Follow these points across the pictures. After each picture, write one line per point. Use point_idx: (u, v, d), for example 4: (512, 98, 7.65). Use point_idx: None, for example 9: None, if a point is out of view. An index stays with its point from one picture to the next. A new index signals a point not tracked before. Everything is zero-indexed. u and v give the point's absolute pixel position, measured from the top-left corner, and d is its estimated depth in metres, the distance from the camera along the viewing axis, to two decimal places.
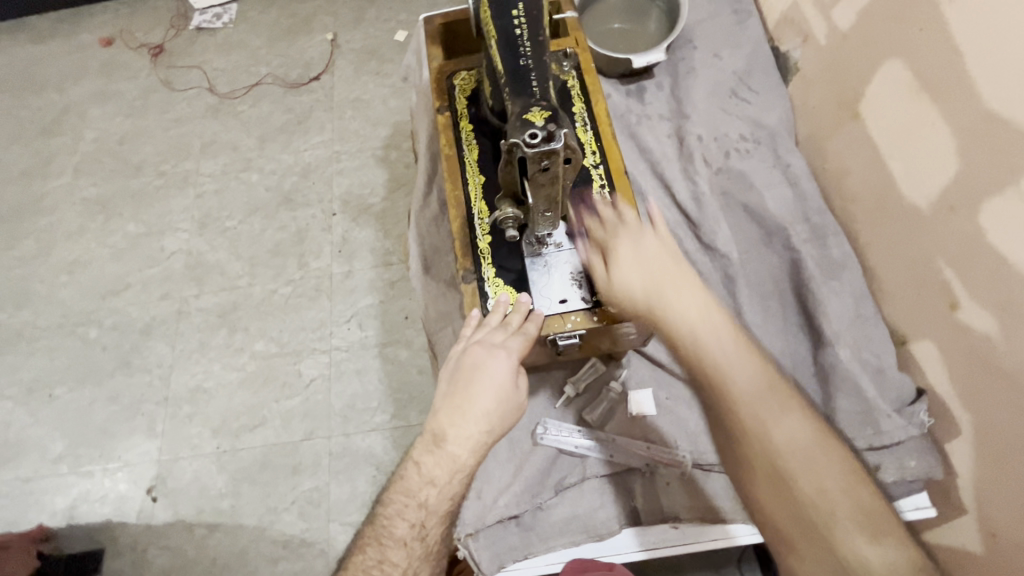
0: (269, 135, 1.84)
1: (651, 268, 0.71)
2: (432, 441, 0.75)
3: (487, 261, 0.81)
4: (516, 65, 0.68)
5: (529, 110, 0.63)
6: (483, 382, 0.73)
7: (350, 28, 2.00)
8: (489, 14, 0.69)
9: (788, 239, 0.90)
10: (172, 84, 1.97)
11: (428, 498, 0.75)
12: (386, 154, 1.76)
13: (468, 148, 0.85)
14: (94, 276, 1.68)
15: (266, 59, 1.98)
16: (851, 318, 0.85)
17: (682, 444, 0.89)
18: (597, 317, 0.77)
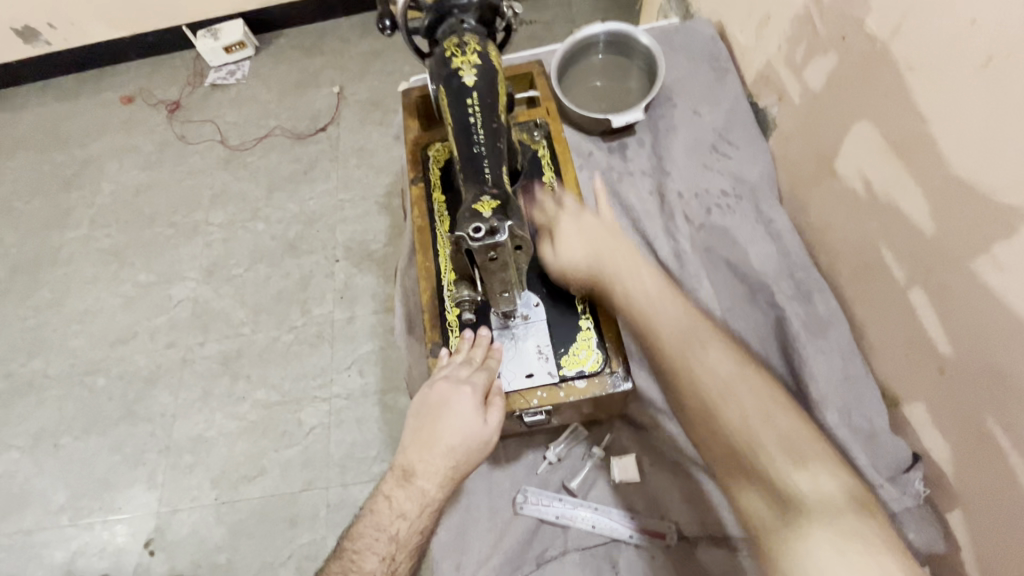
0: (276, 185, 1.90)
1: (584, 233, 0.80)
2: (402, 474, 0.74)
3: (455, 333, 0.82)
4: (471, 151, 0.72)
5: (479, 201, 0.66)
6: (450, 418, 0.73)
7: (356, 81, 2.09)
8: (449, 103, 0.74)
9: (771, 296, 0.89)
10: (186, 138, 2.05)
11: (397, 533, 0.73)
12: (388, 202, 1.80)
13: (440, 219, 0.88)
14: (104, 325, 1.72)
15: (276, 111, 2.06)
16: (839, 378, 0.83)
17: (666, 516, 0.85)
18: (562, 392, 0.79)
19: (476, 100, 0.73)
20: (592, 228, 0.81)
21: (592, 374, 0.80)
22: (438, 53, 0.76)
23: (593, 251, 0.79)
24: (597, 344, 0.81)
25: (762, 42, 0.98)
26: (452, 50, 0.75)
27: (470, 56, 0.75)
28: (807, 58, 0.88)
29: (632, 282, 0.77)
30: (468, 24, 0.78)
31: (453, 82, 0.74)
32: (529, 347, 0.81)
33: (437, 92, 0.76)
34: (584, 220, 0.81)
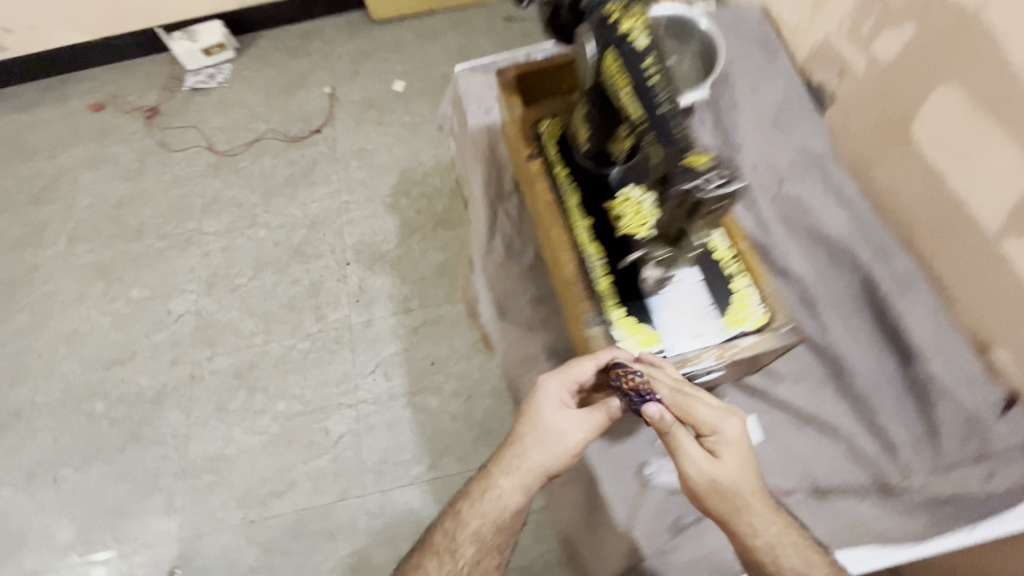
0: (273, 190, 1.83)
1: (743, 473, 0.70)
2: (504, 456, 0.80)
3: (609, 305, 0.81)
4: (656, 111, 0.65)
5: (685, 156, 0.65)
6: (546, 418, 0.78)
7: (348, 81, 2.04)
8: (618, 66, 0.66)
9: (854, 257, 0.90)
10: (169, 145, 1.95)
11: (497, 504, 0.79)
12: (395, 201, 1.77)
13: (569, 191, 0.86)
14: (96, 346, 1.60)
15: (264, 115, 1.99)
16: (932, 329, 0.83)
17: (794, 472, 0.85)
18: (733, 349, 0.76)
19: (651, 60, 0.65)
20: (748, 468, 0.71)
21: (762, 328, 0.76)
22: (597, 15, 0.67)
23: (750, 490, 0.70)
24: (756, 300, 0.79)
25: (818, 21, 1.03)
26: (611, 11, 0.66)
27: (638, 16, 0.66)
28: (877, 31, 0.92)
29: (772, 535, 0.70)
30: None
31: (620, 43, 0.66)
32: (685, 303, 0.81)
33: (602, 54, 0.68)
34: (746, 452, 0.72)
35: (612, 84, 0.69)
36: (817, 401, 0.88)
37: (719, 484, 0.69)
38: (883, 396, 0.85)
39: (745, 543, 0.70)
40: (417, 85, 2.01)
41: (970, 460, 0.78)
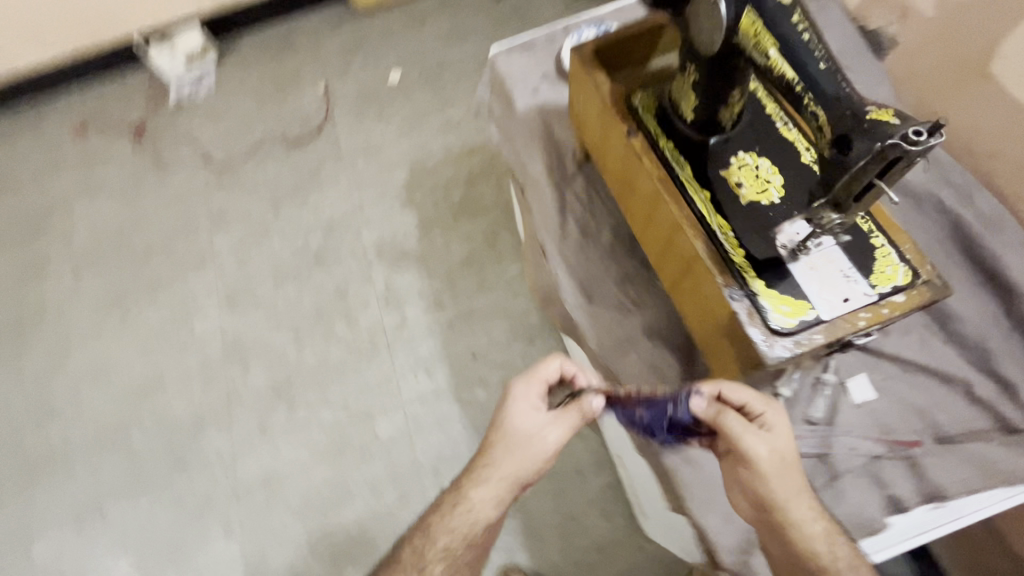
0: (281, 197, 1.77)
1: (789, 466, 0.70)
2: (476, 470, 0.77)
3: (749, 277, 0.66)
4: (816, 69, 0.58)
5: (869, 112, 0.55)
6: (521, 420, 0.75)
7: (342, 76, 1.97)
8: (760, 27, 0.58)
9: (940, 201, 0.87)
10: (163, 162, 1.87)
11: (468, 519, 0.76)
12: (410, 196, 1.73)
13: (679, 163, 0.71)
14: (122, 377, 1.55)
15: (259, 120, 1.91)
16: None
17: (914, 424, 0.80)
18: (886, 309, 0.64)
19: (798, 13, 0.58)
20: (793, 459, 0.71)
21: (907, 288, 0.64)
22: None
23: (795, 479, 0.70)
24: (896, 256, 0.66)
25: None
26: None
27: None
28: None
29: (813, 523, 0.69)
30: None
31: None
32: (829, 269, 0.66)
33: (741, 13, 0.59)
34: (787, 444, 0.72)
35: (748, 47, 0.60)
36: (925, 353, 0.83)
37: (769, 473, 0.69)
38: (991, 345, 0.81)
39: (789, 533, 0.69)
40: (413, 73, 1.95)
41: None
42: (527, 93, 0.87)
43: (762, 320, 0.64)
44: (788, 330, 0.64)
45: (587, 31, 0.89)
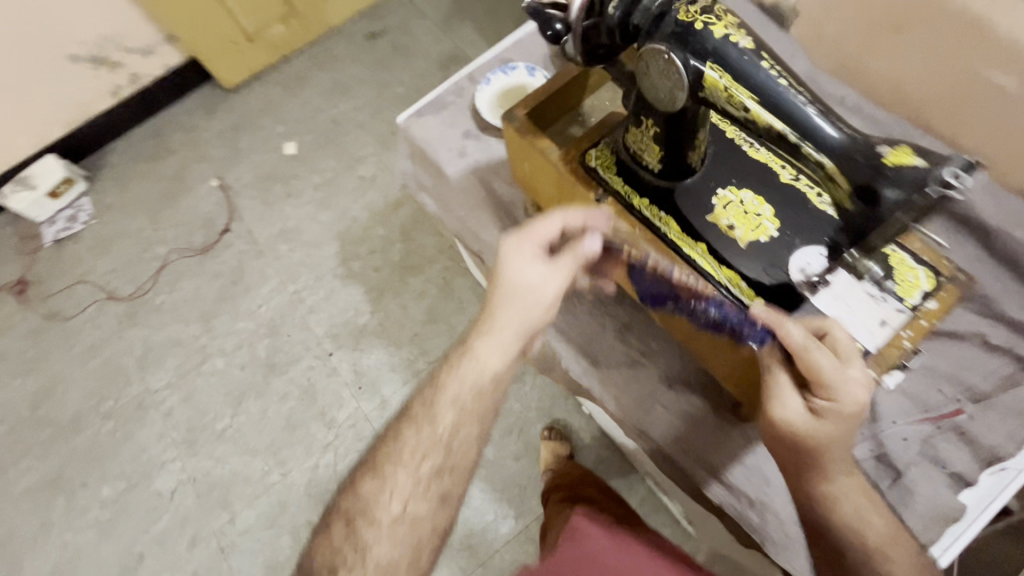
0: (209, 312, 1.61)
1: (838, 433, 0.52)
2: (475, 327, 0.62)
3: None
4: (805, 115, 0.51)
5: (887, 152, 0.49)
6: (512, 279, 0.60)
7: (233, 164, 1.82)
8: (729, 82, 0.51)
9: None
10: (61, 314, 1.65)
11: (465, 376, 0.61)
12: (349, 269, 1.62)
13: (664, 221, 0.63)
14: (92, 569, 1.36)
15: (157, 236, 1.73)
16: (994, 203, 0.70)
17: (945, 386, 0.64)
18: (927, 321, 0.58)
19: (768, 59, 0.51)
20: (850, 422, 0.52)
21: (936, 291, 0.59)
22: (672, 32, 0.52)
23: (841, 446, 0.52)
24: (914, 262, 0.61)
25: None
26: (680, 14, 0.52)
27: (725, 18, 0.52)
28: None
29: (847, 493, 0.54)
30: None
31: (723, 46, 0.51)
32: (855, 295, 0.60)
33: (705, 71, 0.51)
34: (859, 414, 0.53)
35: (720, 100, 0.53)
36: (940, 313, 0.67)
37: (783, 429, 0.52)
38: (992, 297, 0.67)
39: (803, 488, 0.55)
40: (308, 140, 1.82)
41: None
42: (454, 157, 0.80)
43: None
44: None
45: (498, 74, 0.82)
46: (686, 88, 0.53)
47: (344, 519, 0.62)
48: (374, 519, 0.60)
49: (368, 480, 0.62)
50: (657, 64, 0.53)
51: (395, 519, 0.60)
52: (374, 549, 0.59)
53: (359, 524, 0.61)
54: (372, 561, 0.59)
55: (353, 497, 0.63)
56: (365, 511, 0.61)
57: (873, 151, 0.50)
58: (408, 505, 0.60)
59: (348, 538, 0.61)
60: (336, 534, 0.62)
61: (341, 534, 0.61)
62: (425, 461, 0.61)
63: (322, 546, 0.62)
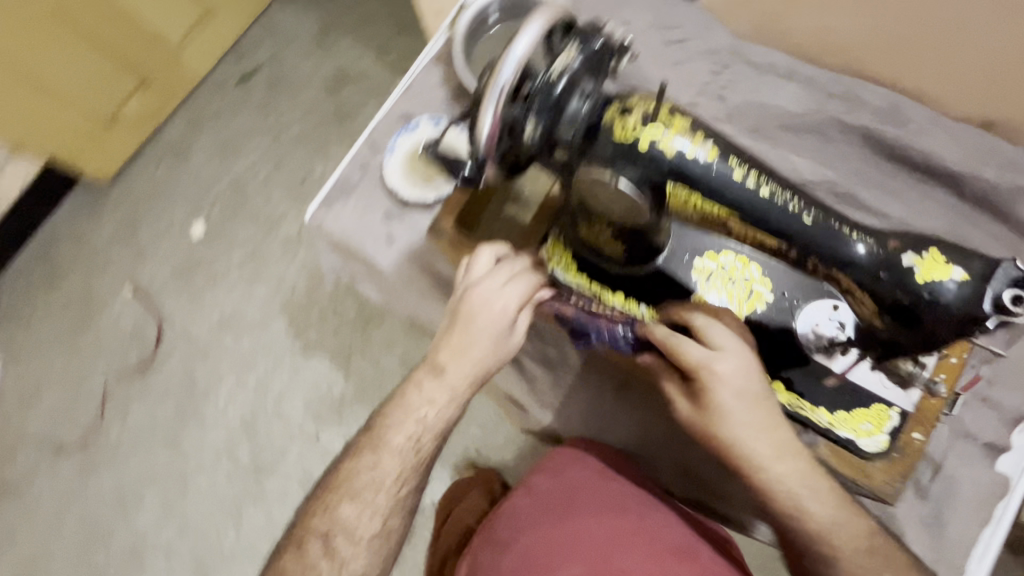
0: (173, 432, 1.48)
1: (741, 417, 0.53)
2: (432, 364, 0.61)
3: (812, 413, 0.61)
4: (787, 220, 0.47)
5: (917, 261, 0.46)
6: (476, 302, 0.60)
7: (142, 263, 1.62)
8: (693, 197, 0.48)
9: (839, 120, 0.66)
10: (10, 484, 1.49)
11: (428, 419, 0.62)
12: (306, 341, 1.50)
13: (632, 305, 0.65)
14: None
15: (86, 368, 1.56)
16: (958, 145, 0.64)
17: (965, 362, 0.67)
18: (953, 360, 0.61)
19: (743, 166, 0.46)
20: (753, 404, 0.53)
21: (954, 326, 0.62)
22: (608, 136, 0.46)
23: (749, 433, 0.53)
24: None
25: None
26: (618, 131, 0.45)
27: (673, 119, 0.46)
28: None
29: (784, 477, 0.54)
30: (581, 110, 0.45)
31: (679, 163, 0.45)
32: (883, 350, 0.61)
33: (669, 184, 0.47)
34: (743, 390, 0.53)
35: (693, 215, 0.51)
36: None
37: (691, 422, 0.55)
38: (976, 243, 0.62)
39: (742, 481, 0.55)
40: (215, 214, 1.64)
41: None
42: (384, 247, 0.71)
43: (853, 447, 0.60)
44: (885, 449, 0.60)
45: (402, 135, 0.72)
46: (649, 208, 0.49)
47: (317, 537, 0.63)
48: (353, 539, 0.63)
49: (342, 504, 0.63)
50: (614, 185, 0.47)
51: (370, 538, 0.63)
52: (351, 563, 0.63)
53: (337, 542, 0.63)
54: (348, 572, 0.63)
55: (326, 520, 0.64)
56: (345, 530, 0.63)
57: (896, 271, 0.48)
58: (382, 523, 0.64)
59: (325, 556, 0.63)
60: (309, 551, 0.63)
61: (315, 552, 0.63)
62: (396, 490, 0.63)
63: (293, 560, 0.63)
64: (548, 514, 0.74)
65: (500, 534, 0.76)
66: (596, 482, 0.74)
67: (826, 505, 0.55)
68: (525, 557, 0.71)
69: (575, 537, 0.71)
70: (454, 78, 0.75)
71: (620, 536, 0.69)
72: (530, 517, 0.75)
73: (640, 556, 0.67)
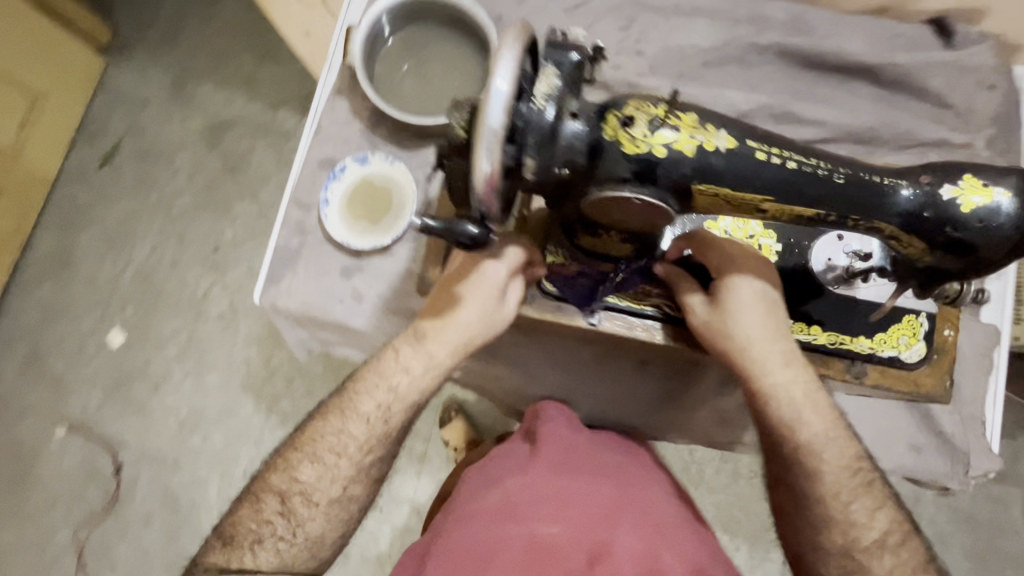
0: (171, 567, 1.27)
1: (761, 317, 0.53)
2: (415, 331, 0.56)
3: (851, 343, 0.58)
4: (826, 187, 0.42)
5: (967, 196, 0.41)
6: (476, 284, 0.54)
7: (60, 399, 1.34)
8: (720, 193, 0.42)
9: (754, 43, 0.67)
10: None
11: (399, 388, 0.56)
12: (286, 417, 1.29)
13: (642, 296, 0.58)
14: None
15: (38, 538, 1.29)
16: (860, 39, 0.66)
17: None
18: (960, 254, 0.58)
19: (763, 145, 0.41)
20: (776, 311, 0.54)
21: None
22: (604, 144, 0.40)
23: (766, 335, 0.53)
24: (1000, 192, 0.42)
25: None
26: (622, 144, 0.40)
27: (683, 118, 0.41)
28: None
29: (791, 385, 0.54)
30: (578, 132, 0.40)
31: (703, 160, 0.40)
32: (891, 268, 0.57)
33: (694, 190, 0.42)
34: (764, 300, 0.53)
35: (722, 209, 0.44)
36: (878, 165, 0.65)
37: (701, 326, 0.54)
38: (909, 126, 0.65)
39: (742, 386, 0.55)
40: (129, 314, 1.36)
41: (999, 90, 0.64)
42: (353, 306, 0.66)
43: (897, 364, 0.58)
44: (925, 353, 0.58)
45: (331, 183, 0.66)
46: (675, 211, 0.43)
47: (275, 495, 0.57)
48: (310, 502, 0.56)
49: (302, 466, 0.57)
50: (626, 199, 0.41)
51: (329, 502, 0.57)
52: (308, 524, 0.57)
53: (295, 504, 0.57)
54: (303, 533, 0.57)
55: (284, 478, 0.57)
56: (302, 492, 0.57)
57: (943, 206, 0.42)
58: (343, 489, 0.57)
59: (280, 514, 0.57)
60: (264, 508, 0.57)
61: (271, 509, 0.57)
62: (361, 456, 0.57)
63: (249, 515, 0.58)
64: (540, 460, 0.62)
65: (479, 476, 0.64)
66: (588, 448, 0.65)
67: (824, 421, 0.54)
68: (507, 500, 0.58)
69: (564, 493, 0.59)
70: (363, 107, 0.69)
71: (612, 503, 0.59)
72: (519, 462, 0.63)
73: (633, 529, 0.57)
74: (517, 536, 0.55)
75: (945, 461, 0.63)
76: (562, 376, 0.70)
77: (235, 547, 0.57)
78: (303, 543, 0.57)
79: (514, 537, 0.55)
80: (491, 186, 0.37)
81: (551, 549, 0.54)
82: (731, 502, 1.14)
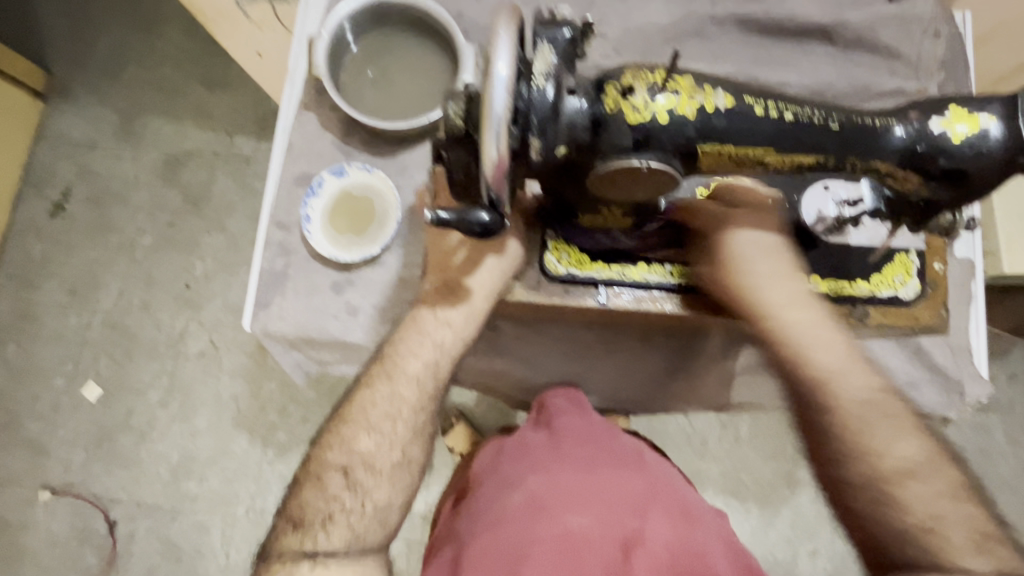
0: None
1: (760, 261, 0.57)
2: (446, 287, 0.59)
3: (851, 288, 0.59)
4: (819, 133, 0.44)
5: (955, 124, 0.44)
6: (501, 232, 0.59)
7: (40, 463, 1.27)
8: (724, 151, 0.44)
9: (712, 15, 0.69)
10: None
11: (444, 343, 0.59)
12: (283, 448, 1.26)
13: (649, 265, 0.59)
14: None
15: None
16: (810, 2, 0.69)
17: None
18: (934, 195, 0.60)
19: (759, 101, 0.44)
20: (775, 256, 0.57)
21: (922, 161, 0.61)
22: (609, 116, 0.42)
23: (767, 279, 0.57)
24: (986, 115, 0.43)
25: None
26: (627, 114, 0.41)
27: (681, 83, 0.42)
28: None
29: (797, 324, 0.57)
30: (579, 108, 0.42)
31: (704, 121, 0.42)
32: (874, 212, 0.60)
33: (700, 150, 0.43)
34: (760, 246, 0.57)
35: (727, 168, 0.46)
36: None
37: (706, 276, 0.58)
38: (865, 80, 0.68)
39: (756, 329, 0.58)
40: (103, 365, 1.30)
41: (943, 37, 0.68)
42: (348, 320, 0.65)
43: (895, 304, 0.59)
44: (920, 290, 0.60)
45: (310, 199, 0.65)
46: (681, 175, 0.45)
47: (337, 470, 0.57)
48: (375, 470, 0.57)
49: (359, 437, 0.57)
50: (636, 166, 0.42)
51: (392, 467, 0.57)
52: (374, 492, 0.57)
53: (359, 474, 0.56)
54: (371, 505, 0.56)
55: (342, 451, 0.57)
56: (364, 461, 0.57)
57: (932, 138, 0.44)
58: (403, 452, 0.58)
59: (346, 488, 0.56)
60: (330, 484, 0.56)
61: (336, 485, 0.56)
62: (416, 418, 0.58)
63: (314, 495, 0.56)
64: (562, 454, 0.62)
65: (497, 479, 0.62)
66: (605, 433, 0.65)
67: (839, 355, 0.57)
68: (534, 497, 0.57)
69: (593, 486, 0.59)
70: (333, 118, 0.68)
71: (639, 493, 0.60)
72: (543, 456, 0.62)
73: (660, 515, 0.58)
74: (551, 535, 0.54)
75: (940, 394, 0.66)
76: (571, 360, 0.71)
77: (305, 528, 0.55)
78: (372, 515, 0.56)
79: (548, 538, 0.54)
80: (502, 169, 0.38)
81: (583, 540, 0.54)
82: (737, 467, 1.16)
